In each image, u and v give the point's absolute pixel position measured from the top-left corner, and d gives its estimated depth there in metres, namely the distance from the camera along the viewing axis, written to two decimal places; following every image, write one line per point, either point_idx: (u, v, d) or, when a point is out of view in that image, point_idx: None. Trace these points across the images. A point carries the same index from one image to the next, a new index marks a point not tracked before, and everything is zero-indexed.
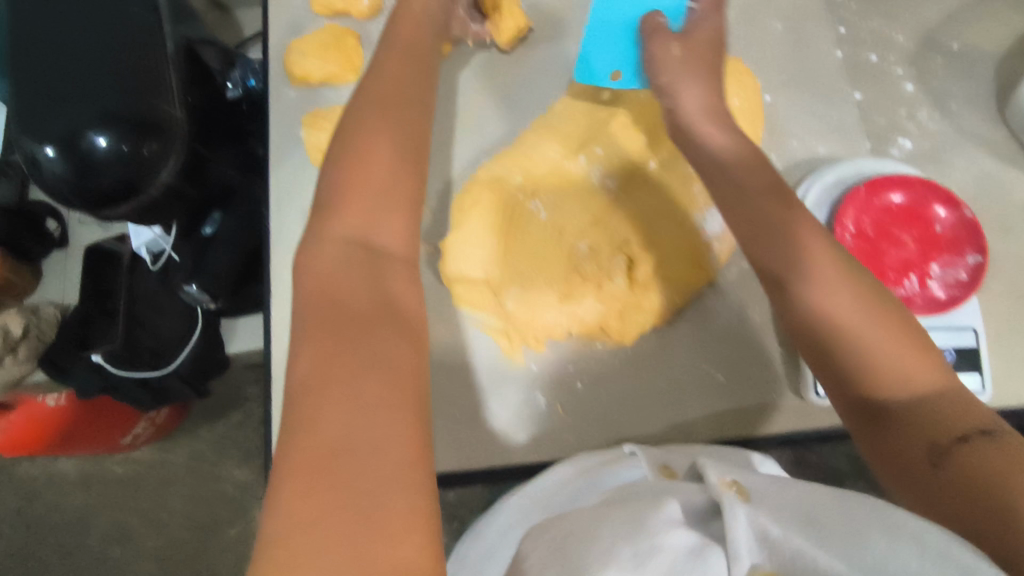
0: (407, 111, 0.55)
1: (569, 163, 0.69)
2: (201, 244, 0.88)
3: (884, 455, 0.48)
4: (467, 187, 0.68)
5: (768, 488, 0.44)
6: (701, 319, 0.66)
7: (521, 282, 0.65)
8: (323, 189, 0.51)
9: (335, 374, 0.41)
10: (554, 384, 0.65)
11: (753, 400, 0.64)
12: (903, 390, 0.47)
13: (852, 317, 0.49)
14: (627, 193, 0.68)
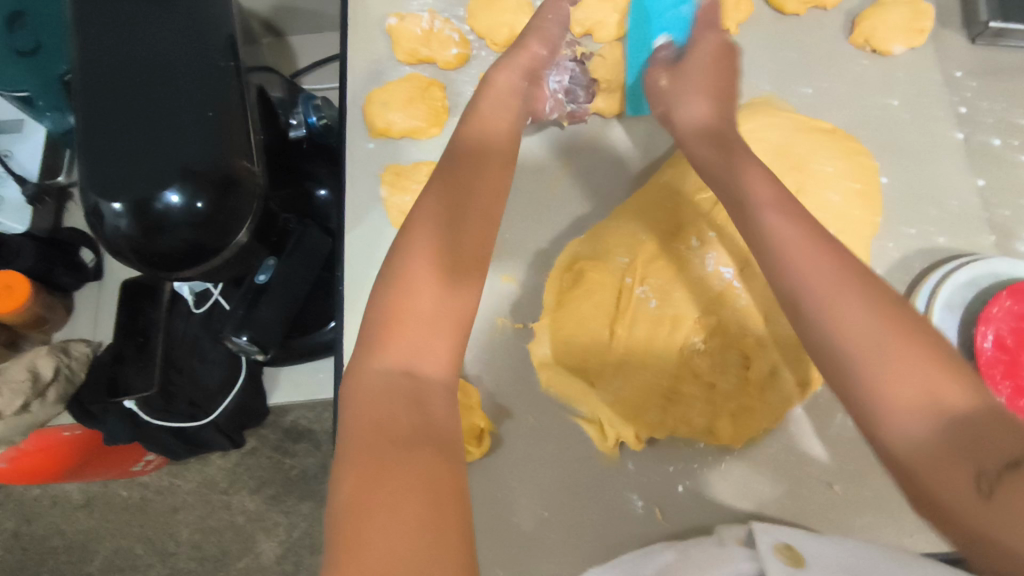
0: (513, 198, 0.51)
1: (680, 244, 0.61)
2: (253, 293, 0.79)
3: (913, 477, 0.38)
4: (576, 268, 0.64)
5: (826, 558, 0.41)
6: (811, 419, 0.61)
7: (621, 376, 0.61)
8: (423, 284, 0.45)
9: (387, 492, 0.35)
10: (652, 486, 0.60)
11: (875, 516, 0.57)
12: (914, 407, 0.38)
13: (850, 330, 0.41)
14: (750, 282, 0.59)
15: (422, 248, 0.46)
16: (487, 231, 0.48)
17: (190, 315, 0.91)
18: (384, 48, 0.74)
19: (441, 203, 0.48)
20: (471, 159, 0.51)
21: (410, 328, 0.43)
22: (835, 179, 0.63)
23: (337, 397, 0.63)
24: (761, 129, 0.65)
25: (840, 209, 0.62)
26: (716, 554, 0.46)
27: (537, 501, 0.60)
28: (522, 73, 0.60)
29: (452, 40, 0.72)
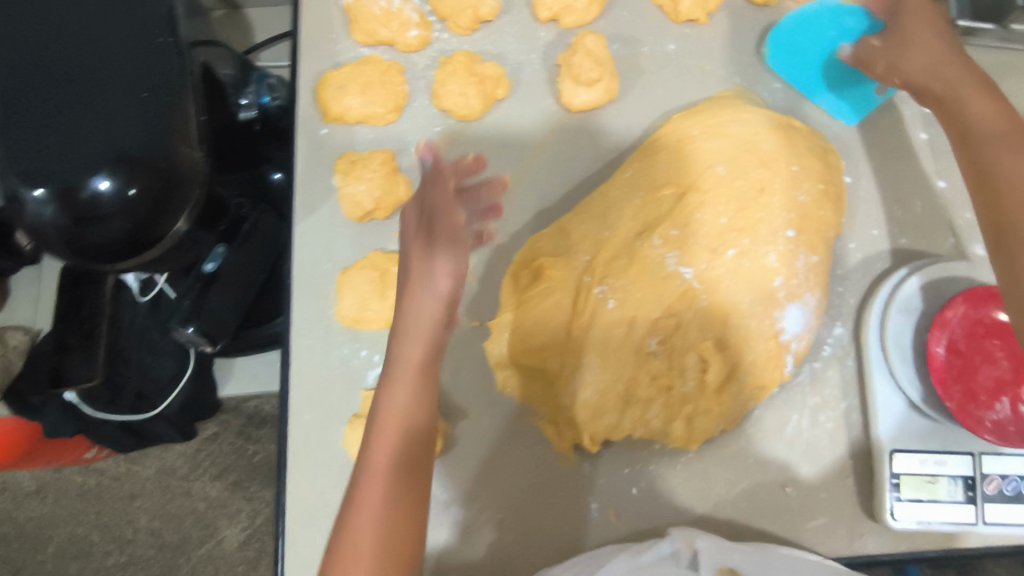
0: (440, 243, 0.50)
1: (643, 242, 0.60)
2: (202, 282, 0.76)
3: None
4: (538, 261, 0.62)
5: None
6: (771, 420, 0.60)
7: (581, 377, 0.59)
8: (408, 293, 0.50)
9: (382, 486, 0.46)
10: (610, 489, 0.59)
11: (826, 517, 0.58)
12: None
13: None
14: (708, 283, 0.59)
15: (381, 439, 0.47)
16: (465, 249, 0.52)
17: (136, 303, 0.87)
18: (341, 28, 0.70)
19: (394, 398, 0.48)
20: (409, 329, 0.49)
21: (351, 560, 0.44)
22: (801, 177, 0.62)
23: (288, 394, 0.60)
24: (726, 124, 0.63)
25: (802, 208, 0.61)
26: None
27: (493, 503, 0.58)
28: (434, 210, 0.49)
29: (413, 20, 0.69)
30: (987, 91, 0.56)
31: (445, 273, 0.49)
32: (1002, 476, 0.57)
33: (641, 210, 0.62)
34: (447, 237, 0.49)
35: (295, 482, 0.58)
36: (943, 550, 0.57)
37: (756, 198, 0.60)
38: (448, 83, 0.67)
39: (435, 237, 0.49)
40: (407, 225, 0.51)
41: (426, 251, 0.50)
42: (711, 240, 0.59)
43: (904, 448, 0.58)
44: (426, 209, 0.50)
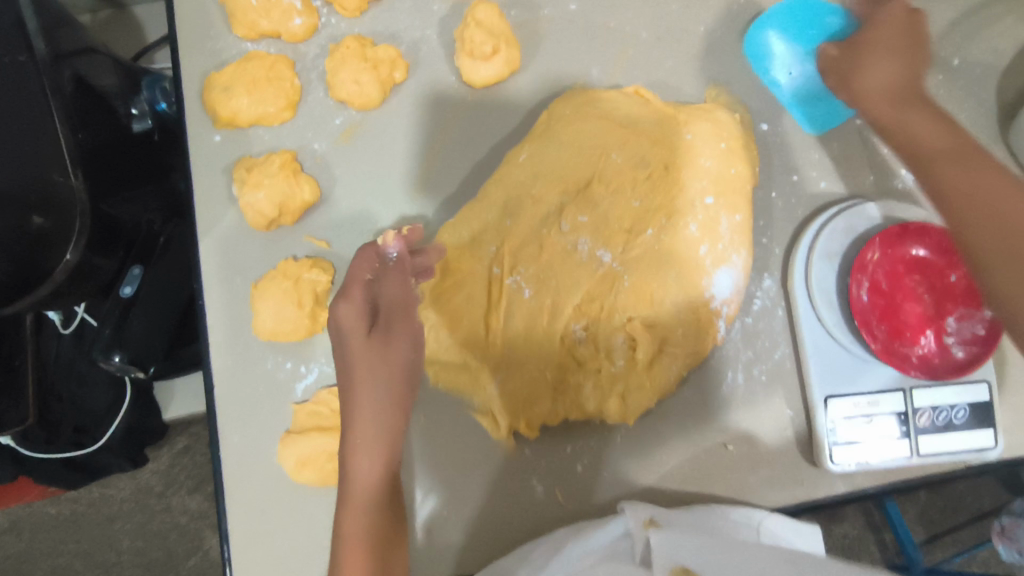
0: (394, 318, 0.52)
1: (549, 229, 0.62)
2: (120, 308, 0.72)
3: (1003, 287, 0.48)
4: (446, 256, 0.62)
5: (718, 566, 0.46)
6: (706, 379, 0.60)
7: (506, 368, 0.60)
8: (343, 365, 0.52)
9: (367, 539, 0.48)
10: (552, 470, 0.58)
11: (770, 466, 0.58)
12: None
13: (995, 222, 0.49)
14: (624, 262, 0.61)
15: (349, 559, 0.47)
16: (407, 313, 0.53)
17: (60, 334, 0.80)
18: (221, 23, 0.66)
19: (355, 486, 0.50)
20: (370, 441, 0.50)
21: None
22: (697, 144, 0.62)
23: (216, 414, 0.58)
24: (611, 105, 0.64)
25: (711, 174, 0.61)
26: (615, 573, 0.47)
27: (440, 499, 0.57)
28: (369, 300, 0.52)
29: (295, 8, 0.64)
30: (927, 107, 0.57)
31: (399, 377, 0.52)
32: (931, 407, 0.57)
33: (546, 201, 0.63)
34: (402, 344, 0.52)
35: (235, 504, 0.57)
36: (883, 485, 0.58)
37: (642, 185, 0.62)
38: (340, 71, 0.63)
39: (391, 342, 0.52)
40: (353, 326, 0.50)
41: (380, 360, 0.51)
42: (621, 220, 0.62)
43: (839, 393, 0.58)
44: (382, 308, 0.52)
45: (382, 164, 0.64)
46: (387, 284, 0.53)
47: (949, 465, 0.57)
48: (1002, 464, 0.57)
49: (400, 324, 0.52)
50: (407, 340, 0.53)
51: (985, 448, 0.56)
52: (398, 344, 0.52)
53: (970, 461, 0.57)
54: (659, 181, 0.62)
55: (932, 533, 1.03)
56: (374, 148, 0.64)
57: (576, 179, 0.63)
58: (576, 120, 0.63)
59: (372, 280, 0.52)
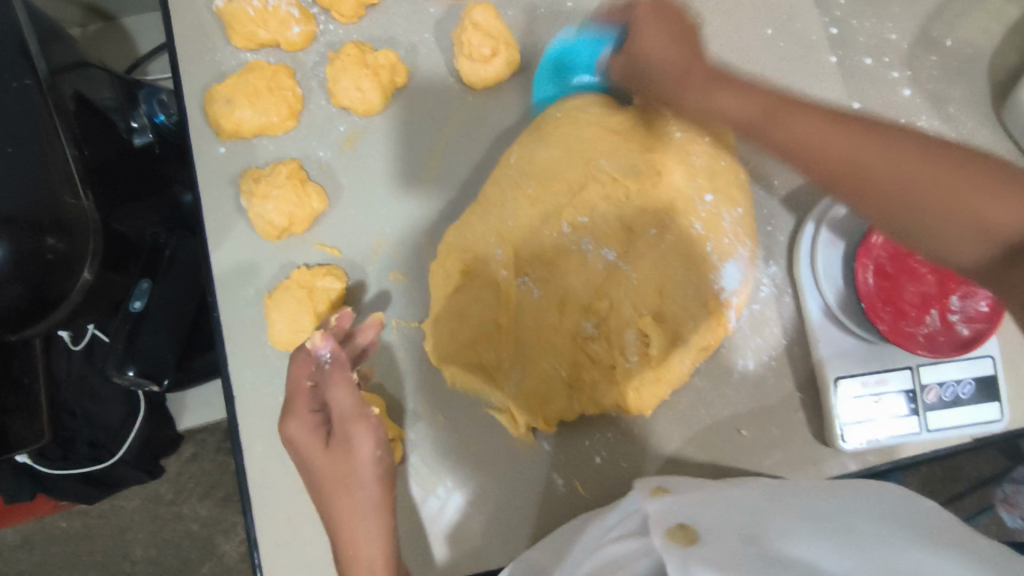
0: (345, 426, 0.51)
1: (550, 232, 0.62)
2: (129, 323, 0.71)
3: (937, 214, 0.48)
4: (445, 259, 0.62)
5: (717, 533, 0.42)
6: (717, 369, 0.62)
7: (522, 365, 0.60)
8: (314, 480, 0.51)
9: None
10: (572, 463, 0.60)
11: (784, 450, 0.59)
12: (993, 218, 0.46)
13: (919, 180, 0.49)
14: (628, 261, 0.62)
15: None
16: (357, 415, 0.51)
17: (70, 351, 0.78)
18: (219, 34, 0.66)
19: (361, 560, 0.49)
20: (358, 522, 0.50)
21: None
22: (685, 143, 0.62)
23: (238, 425, 0.59)
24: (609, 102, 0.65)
25: (704, 170, 0.62)
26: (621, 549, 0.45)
27: (463, 498, 0.58)
28: (320, 422, 0.52)
29: (293, 15, 0.64)
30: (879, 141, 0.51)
31: (372, 481, 0.51)
32: (940, 383, 0.59)
33: (540, 201, 0.63)
34: (365, 449, 0.51)
35: (261, 511, 0.57)
36: (893, 461, 0.59)
37: (639, 187, 0.61)
38: (342, 78, 0.63)
39: (352, 449, 0.51)
40: (309, 446, 0.51)
41: (342, 471, 0.51)
42: (619, 217, 0.63)
43: (847, 373, 0.59)
44: (334, 419, 0.52)
45: (388, 166, 0.64)
46: (334, 394, 0.52)
47: (957, 439, 0.59)
48: (1006, 435, 0.59)
49: (351, 436, 0.51)
50: (372, 441, 0.51)
51: (992, 420, 0.58)
52: (358, 445, 0.51)
53: (978, 434, 0.59)
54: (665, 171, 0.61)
55: (934, 503, 1.06)
56: (380, 150, 0.64)
57: (551, 182, 0.62)
58: (570, 120, 0.63)
59: (315, 395, 0.54)
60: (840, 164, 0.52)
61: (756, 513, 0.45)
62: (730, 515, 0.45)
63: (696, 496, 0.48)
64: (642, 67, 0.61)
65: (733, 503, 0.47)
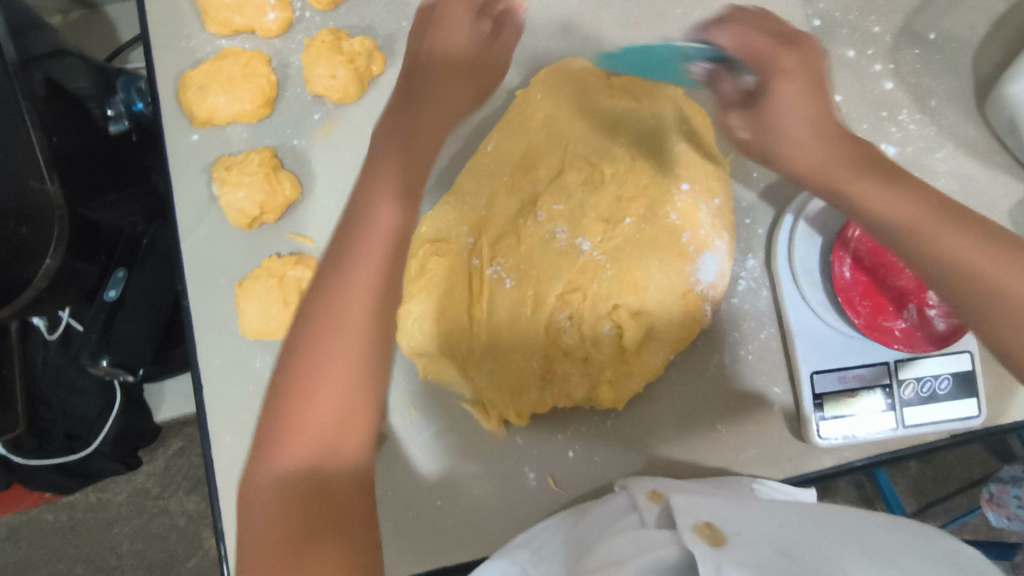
0: (472, 79, 0.58)
1: (525, 219, 0.62)
2: (105, 313, 0.70)
3: (942, 285, 0.42)
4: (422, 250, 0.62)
5: (746, 534, 0.42)
6: (693, 363, 0.61)
7: (494, 359, 0.59)
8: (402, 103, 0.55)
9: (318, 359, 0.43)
10: (544, 456, 0.59)
11: (760, 445, 0.59)
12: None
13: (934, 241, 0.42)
14: (605, 250, 0.61)
15: (336, 355, 0.43)
16: (500, 68, 0.61)
17: (47, 341, 0.78)
18: (194, 21, 0.65)
19: (331, 360, 0.43)
20: (333, 330, 0.44)
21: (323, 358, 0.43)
22: (660, 130, 0.63)
23: (208, 415, 0.58)
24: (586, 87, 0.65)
25: (682, 160, 0.62)
26: (635, 538, 0.45)
27: (434, 491, 0.58)
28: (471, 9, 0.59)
29: (268, 2, 0.64)
30: (878, 180, 0.45)
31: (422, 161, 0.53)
32: (917, 378, 0.58)
33: (515, 186, 0.63)
34: (490, 81, 0.60)
35: (229, 502, 0.57)
36: (869, 456, 0.59)
37: (615, 169, 0.62)
38: (317, 66, 0.63)
39: (502, 35, 0.61)
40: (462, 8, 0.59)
41: (478, 61, 0.59)
42: (595, 205, 0.62)
43: (823, 367, 0.59)
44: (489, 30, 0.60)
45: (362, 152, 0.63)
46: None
47: (934, 436, 0.58)
48: (983, 432, 0.59)
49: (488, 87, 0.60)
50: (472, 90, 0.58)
51: (969, 417, 0.57)
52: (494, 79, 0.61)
53: (955, 431, 0.58)
54: (640, 157, 0.62)
55: (922, 503, 1.05)
56: (356, 135, 0.64)
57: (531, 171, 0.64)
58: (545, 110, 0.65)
59: None
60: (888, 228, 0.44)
61: (781, 516, 0.45)
62: (755, 520, 0.44)
63: (709, 496, 0.49)
64: (773, 118, 0.47)
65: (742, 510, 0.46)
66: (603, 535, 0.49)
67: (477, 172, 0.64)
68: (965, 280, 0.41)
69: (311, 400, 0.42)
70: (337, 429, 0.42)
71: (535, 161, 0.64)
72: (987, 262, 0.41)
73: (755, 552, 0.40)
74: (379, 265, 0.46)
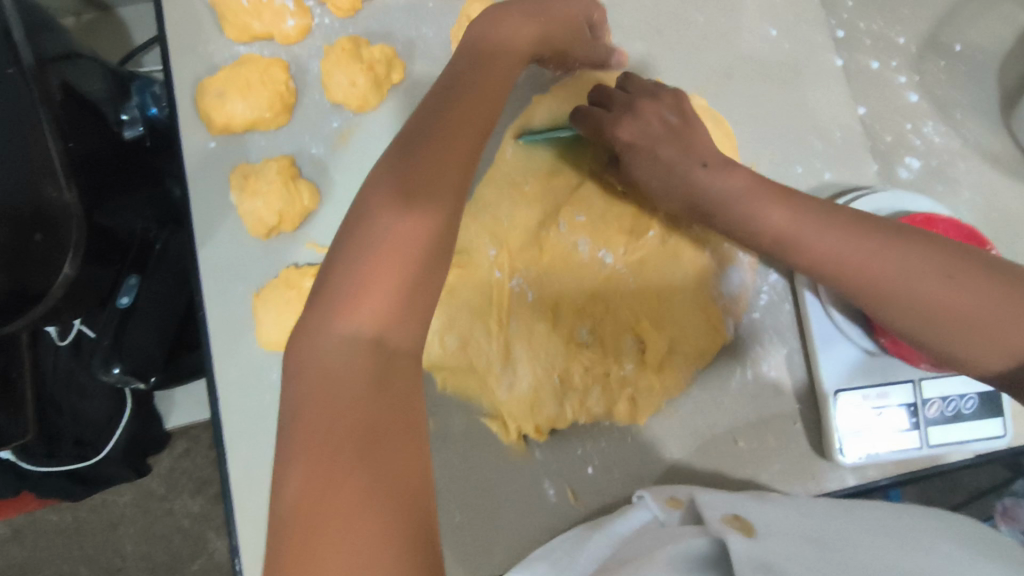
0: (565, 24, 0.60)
1: (548, 229, 0.62)
2: (117, 319, 0.70)
3: (889, 311, 0.48)
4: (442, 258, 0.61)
5: (774, 529, 0.45)
6: (716, 378, 0.60)
7: (516, 371, 0.59)
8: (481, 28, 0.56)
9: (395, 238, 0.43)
10: (562, 471, 0.58)
11: (782, 461, 0.58)
12: (965, 308, 0.45)
13: (881, 267, 0.48)
14: (627, 263, 0.62)
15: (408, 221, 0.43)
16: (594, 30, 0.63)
17: (58, 345, 0.77)
18: (211, 26, 0.64)
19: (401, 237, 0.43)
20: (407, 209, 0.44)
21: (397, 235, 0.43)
22: None
23: (223, 427, 0.58)
24: None
25: None
26: (663, 533, 0.48)
27: (452, 505, 0.57)
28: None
29: (287, 8, 0.63)
30: (823, 218, 0.51)
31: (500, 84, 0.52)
32: (943, 396, 0.57)
33: (537, 193, 0.63)
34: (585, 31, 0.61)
35: (244, 514, 0.56)
36: (895, 476, 0.58)
37: None
38: (335, 73, 0.62)
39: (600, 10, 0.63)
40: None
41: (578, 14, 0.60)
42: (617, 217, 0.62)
43: (846, 385, 0.58)
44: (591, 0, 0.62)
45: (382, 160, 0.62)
46: None
47: (958, 454, 0.57)
48: (1008, 451, 0.58)
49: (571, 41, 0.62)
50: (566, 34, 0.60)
51: (995, 436, 0.56)
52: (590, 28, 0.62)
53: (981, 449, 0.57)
54: None
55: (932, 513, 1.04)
56: (378, 141, 0.63)
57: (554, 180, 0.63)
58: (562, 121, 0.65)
59: None
60: (853, 272, 0.49)
61: (805, 516, 0.48)
62: (782, 521, 0.47)
63: (733, 496, 0.51)
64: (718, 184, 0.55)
65: (763, 517, 0.47)
66: (630, 535, 0.50)
67: (497, 181, 0.63)
68: (905, 302, 0.47)
69: (372, 299, 0.41)
70: (391, 325, 0.41)
71: (556, 169, 0.64)
72: (925, 274, 0.47)
73: (784, 539, 0.44)
74: (461, 154, 0.47)
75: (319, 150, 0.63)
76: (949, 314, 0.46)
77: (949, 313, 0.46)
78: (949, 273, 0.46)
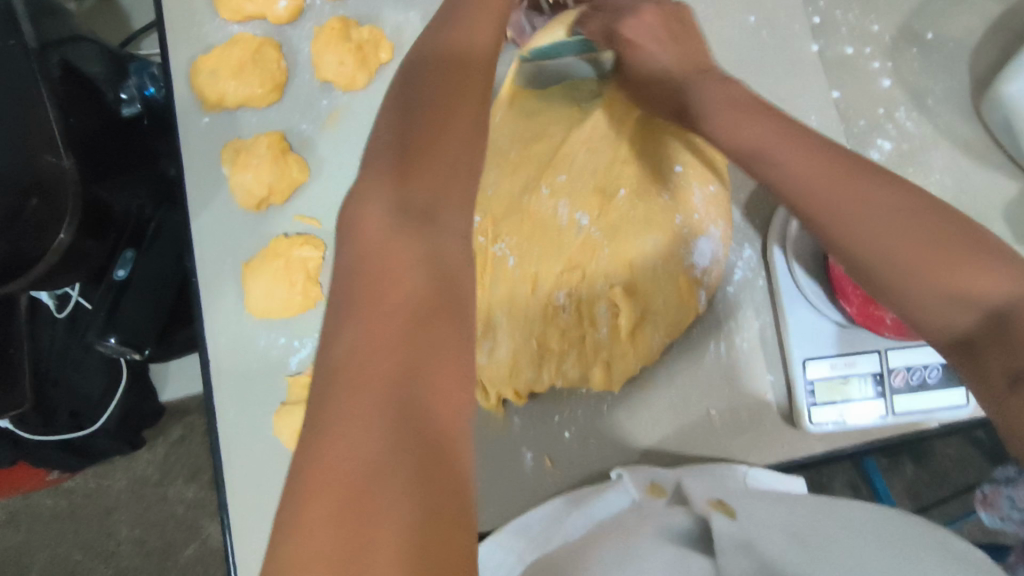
0: None
1: (530, 196, 0.64)
2: (113, 291, 0.71)
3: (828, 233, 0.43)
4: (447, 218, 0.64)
5: (755, 512, 0.47)
6: (690, 349, 0.62)
7: (495, 338, 0.61)
8: None
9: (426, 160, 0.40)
10: (540, 438, 0.60)
11: (754, 431, 0.60)
12: (931, 265, 0.39)
13: (833, 191, 0.43)
14: (600, 228, 0.63)
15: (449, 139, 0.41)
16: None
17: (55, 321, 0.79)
18: (207, 7, 0.66)
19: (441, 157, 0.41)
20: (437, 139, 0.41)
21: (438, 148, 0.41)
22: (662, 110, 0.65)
23: (213, 393, 0.60)
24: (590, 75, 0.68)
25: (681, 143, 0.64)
26: (649, 516, 0.50)
27: None
28: None
29: None
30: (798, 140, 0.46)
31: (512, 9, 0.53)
32: (909, 367, 0.59)
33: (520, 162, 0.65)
34: None
35: (233, 477, 0.58)
36: (860, 444, 0.60)
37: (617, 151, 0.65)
38: (325, 54, 0.64)
39: None
40: None
41: None
42: (596, 178, 0.65)
43: (815, 355, 0.60)
44: None
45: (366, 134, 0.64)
46: None
47: (924, 424, 0.59)
48: (972, 422, 0.60)
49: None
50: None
51: (958, 406, 0.58)
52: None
53: (945, 420, 0.59)
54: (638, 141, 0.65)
55: (917, 505, 1.04)
56: (363, 116, 0.65)
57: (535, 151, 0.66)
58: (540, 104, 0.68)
59: None
60: (818, 196, 0.43)
61: (791, 506, 0.49)
62: (765, 506, 0.49)
63: (715, 481, 0.53)
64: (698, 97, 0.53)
65: (744, 502, 0.49)
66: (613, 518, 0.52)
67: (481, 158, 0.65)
68: (853, 239, 0.42)
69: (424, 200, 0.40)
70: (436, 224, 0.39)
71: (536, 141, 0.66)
72: (891, 216, 0.41)
73: (764, 522, 0.46)
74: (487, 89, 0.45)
75: (309, 127, 0.65)
76: (901, 261, 0.40)
77: (907, 261, 0.40)
78: (925, 228, 0.40)
